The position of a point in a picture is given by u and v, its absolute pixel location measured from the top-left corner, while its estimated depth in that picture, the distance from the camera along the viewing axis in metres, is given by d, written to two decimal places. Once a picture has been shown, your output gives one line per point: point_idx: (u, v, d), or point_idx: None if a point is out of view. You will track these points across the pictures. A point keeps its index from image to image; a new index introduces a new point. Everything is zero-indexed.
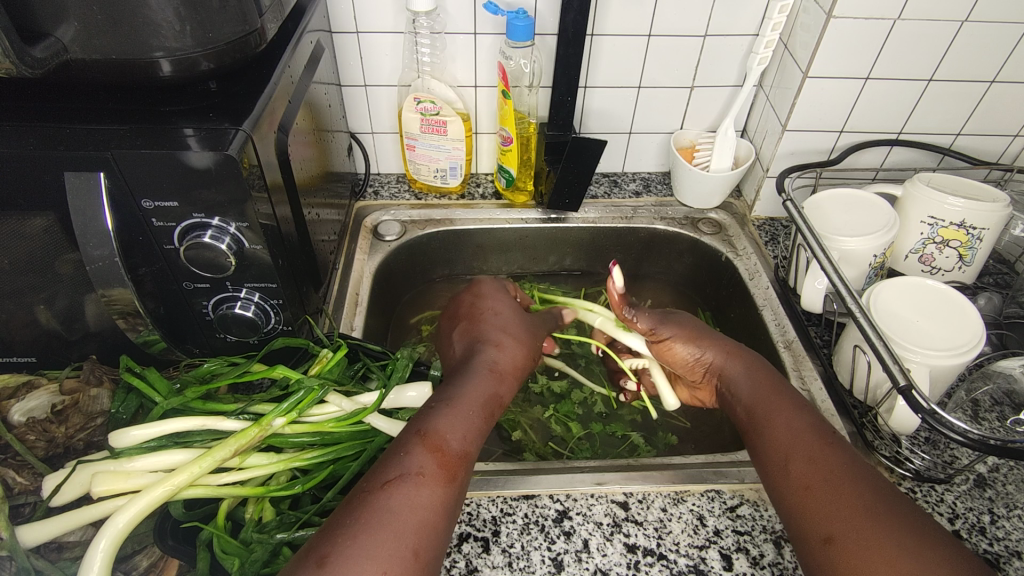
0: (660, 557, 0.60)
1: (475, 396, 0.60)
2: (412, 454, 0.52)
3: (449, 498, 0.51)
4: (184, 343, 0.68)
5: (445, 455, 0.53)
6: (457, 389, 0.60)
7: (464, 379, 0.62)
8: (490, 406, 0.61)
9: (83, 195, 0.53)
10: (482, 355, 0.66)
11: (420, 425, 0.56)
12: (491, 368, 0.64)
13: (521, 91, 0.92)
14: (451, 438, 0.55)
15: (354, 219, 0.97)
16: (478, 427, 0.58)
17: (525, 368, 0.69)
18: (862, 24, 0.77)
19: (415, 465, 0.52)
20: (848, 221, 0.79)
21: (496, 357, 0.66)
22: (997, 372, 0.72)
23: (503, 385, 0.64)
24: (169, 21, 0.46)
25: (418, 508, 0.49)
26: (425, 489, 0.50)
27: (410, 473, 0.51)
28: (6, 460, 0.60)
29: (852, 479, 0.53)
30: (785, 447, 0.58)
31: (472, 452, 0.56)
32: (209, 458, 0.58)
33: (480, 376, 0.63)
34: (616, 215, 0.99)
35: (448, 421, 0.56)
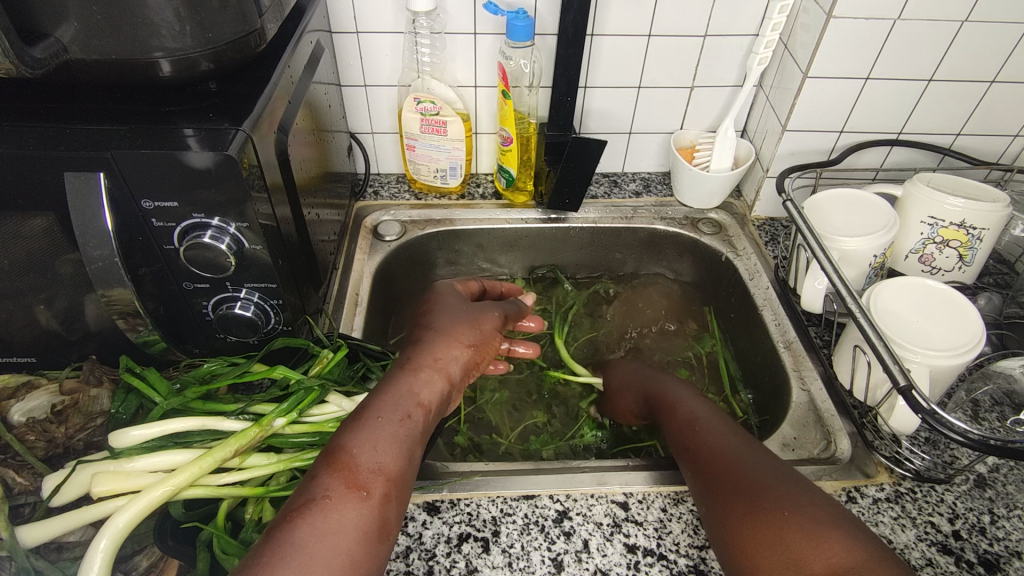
0: (660, 557, 0.60)
1: (404, 398, 0.55)
2: (319, 477, 0.46)
3: (364, 516, 0.45)
4: (184, 343, 0.68)
5: (356, 472, 0.47)
6: (376, 396, 0.55)
7: (381, 386, 0.56)
8: (410, 404, 0.54)
9: (82, 195, 0.53)
10: (406, 357, 0.61)
11: (331, 446, 0.50)
12: (410, 368, 0.58)
13: (521, 91, 0.92)
14: (363, 453, 0.49)
15: (354, 220, 0.97)
16: (399, 432, 0.52)
17: (463, 366, 0.63)
18: (862, 24, 0.77)
19: (321, 488, 0.46)
20: (848, 221, 0.79)
21: (418, 354, 0.60)
22: (998, 372, 0.72)
23: (426, 381, 0.57)
24: (169, 21, 0.46)
25: (329, 532, 0.43)
26: (333, 512, 0.44)
27: (316, 498, 0.45)
28: (6, 460, 0.60)
29: (750, 454, 0.55)
30: (682, 426, 0.62)
31: (390, 459, 0.50)
32: (209, 459, 0.58)
33: (394, 379, 0.56)
34: (616, 215, 1.00)
35: (365, 431, 0.50)
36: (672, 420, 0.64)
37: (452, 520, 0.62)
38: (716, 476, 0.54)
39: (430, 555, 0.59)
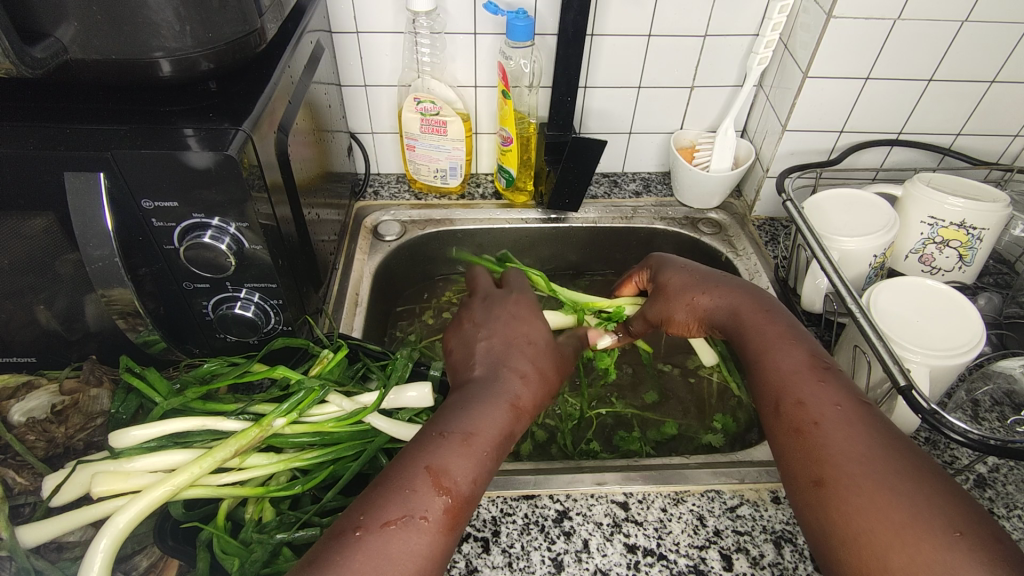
0: (660, 557, 0.60)
1: (500, 433, 0.57)
2: (418, 494, 0.50)
3: (448, 546, 0.49)
4: (184, 343, 0.68)
5: (452, 498, 0.51)
6: (477, 420, 0.56)
7: (481, 409, 0.57)
8: (501, 439, 0.57)
9: (82, 195, 0.53)
10: (502, 381, 0.61)
11: (429, 458, 0.53)
12: (510, 404, 0.59)
13: (521, 91, 0.91)
14: (459, 479, 0.52)
15: (354, 220, 0.97)
16: (490, 465, 0.55)
17: (543, 403, 0.64)
18: (862, 24, 0.77)
19: (420, 509, 0.49)
20: (849, 221, 0.79)
21: (521, 390, 0.61)
22: (998, 372, 0.72)
23: (519, 422, 0.59)
24: (169, 21, 0.46)
25: (420, 555, 0.48)
26: (425, 536, 0.48)
27: (414, 517, 0.49)
28: (6, 460, 0.60)
29: (888, 444, 0.51)
30: (784, 380, 0.59)
31: (477, 492, 0.53)
32: (209, 459, 0.58)
33: (496, 409, 0.58)
34: (616, 215, 1.00)
35: (463, 459, 0.53)
36: (776, 362, 0.61)
37: None
38: (831, 456, 0.51)
39: None
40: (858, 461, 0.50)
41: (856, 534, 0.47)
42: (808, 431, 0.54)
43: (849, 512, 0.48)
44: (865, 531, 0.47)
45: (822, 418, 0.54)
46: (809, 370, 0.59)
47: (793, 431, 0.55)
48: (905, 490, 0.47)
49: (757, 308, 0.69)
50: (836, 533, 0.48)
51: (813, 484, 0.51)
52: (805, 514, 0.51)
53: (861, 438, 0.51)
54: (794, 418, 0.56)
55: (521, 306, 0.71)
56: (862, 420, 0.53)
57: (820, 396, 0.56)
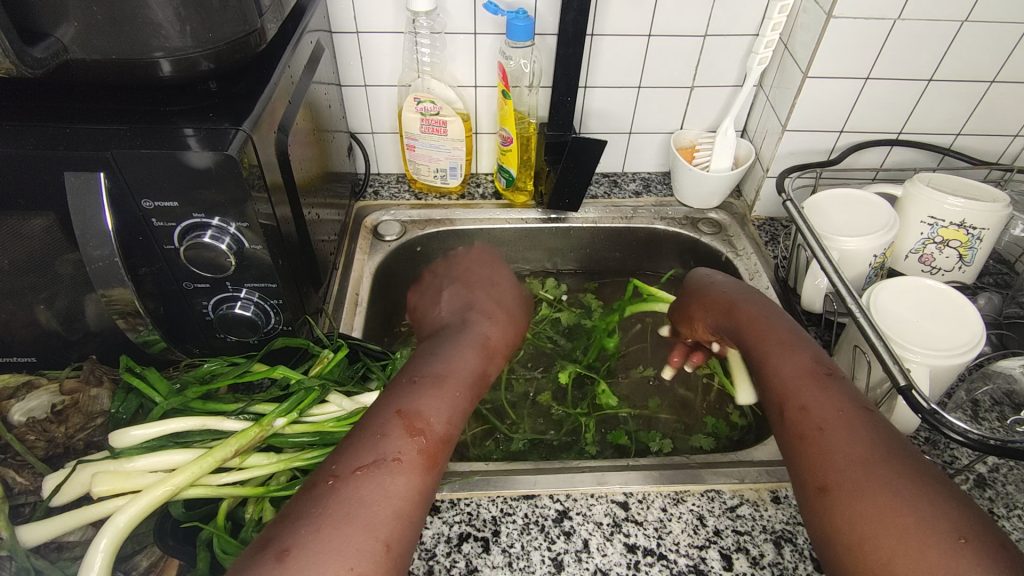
0: (660, 557, 0.60)
1: (472, 379, 0.60)
2: (390, 437, 0.51)
3: (426, 488, 0.50)
4: (184, 343, 0.68)
5: (426, 440, 0.52)
6: (446, 366, 0.60)
7: (454, 352, 0.63)
8: (472, 390, 0.60)
9: (83, 194, 0.53)
10: (472, 328, 0.68)
11: (401, 403, 0.54)
12: (480, 345, 0.66)
13: (521, 91, 0.92)
14: (432, 421, 0.53)
15: (354, 219, 0.97)
16: (462, 406, 0.57)
17: (511, 343, 0.71)
18: (862, 24, 0.77)
19: (393, 450, 0.50)
20: (848, 221, 0.79)
21: (488, 334, 0.68)
22: (998, 372, 0.72)
23: (490, 363, 0.65)
24: (170, 21, 0.46)
25: (395, 496, 0.48)
26: (400, 477, 0.48)
27: (387, 459, 0.49)
28: (6, 460, 0.60)
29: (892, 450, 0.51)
30: (790, 390, 0.59)
31: (453, 434, 0.55)
32: (209, 458, 0.58)
33: (464, 354, 0.63)
34: (616, 215, 1.00)
35: (433, 399, 0.55)
36: (783, 373, 0.61)
37: (452, 520, 0.62)
38: (836, 463, 0.51)
39: (431, 554, 0.59)
40: (861, 466, 0.50)
41: (860, 541, 0.47)
42: (812, 438, 0.54)
43: (852, 517, 0.48)
44: (870, 536, 0.47)
45: (821, 425, 0.55)
46: (815, 378, 0.59)
47: (797, 437, 0.55)
48: (909, 493, 0.47)
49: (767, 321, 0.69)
50: (839, 540, 0.48)
51: (817, 492, 0.51)
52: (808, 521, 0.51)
53: (864, 442, 0.52)
54: (798, 429, 0.56)
55: (490, 272, 0.82)
56: (867, 427, 0.53)
57: (823, 403, 0.56)
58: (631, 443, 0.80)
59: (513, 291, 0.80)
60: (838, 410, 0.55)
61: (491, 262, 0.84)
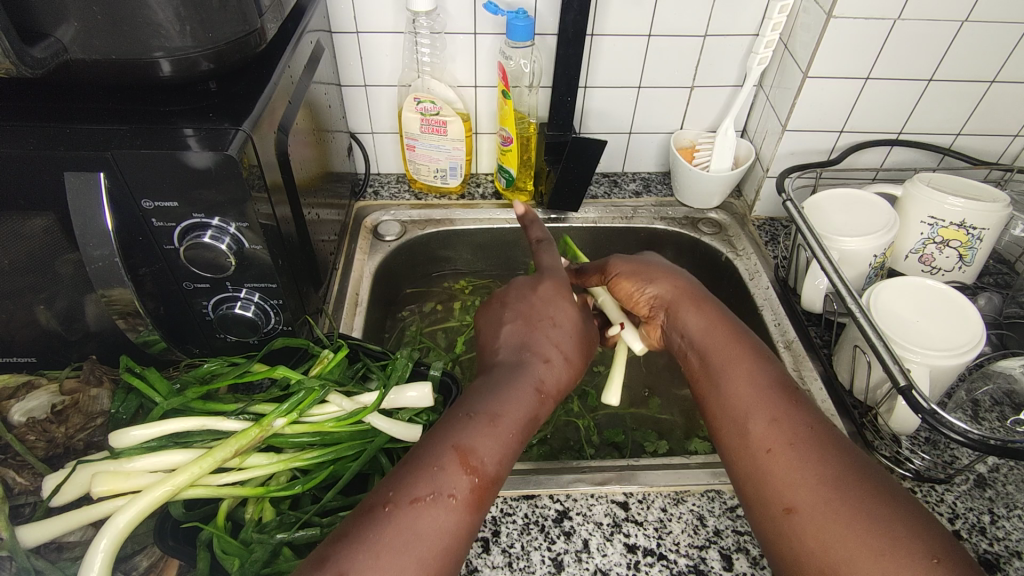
0: (660, 557, 0.60)
1: (528, 420, 0.56)
2: (447, 472, 0.49)
3: (473, 526, 0.49)
4: (184, 343, 0.68)
5: (479, 479, 0.50)
6: (506, 403, 0.56)
7: (509, 390, 0.57)
8: (530, 424, 0.56)
9: (82, 194, 0.53)
10: (531, 363, 0.61)
11: (458, 437, 0.52)
12: (536, 387, 0.59)
13: (521, 91, 0.92)
14: (485, 460, 0.51)
15: (354, 219, 0.97)
16: (514, 447, 0.54)
17: (569, 384, 0.64)
18: (862, 24, 0.77)
19: (448, 486, 0.49)
20: (848, 221, 0.79)
21: (546, 372, 0.60)
22: (998, 372, 0.72)
23: (546, 404, 0.59)
24: (170, 22, 0.46)
25: (445, 532, 0.47)
26: (453, 515, 0.48)
27: (442, 495, 0.48)
28: (6, 460, 0.60)
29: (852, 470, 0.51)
30: (744, 404, 0.57)
31: (504, 473, 0.53)
32: (209, 459, 0.58)
33: (524, 391, 0.58)
34: (616, 215, 1.00)
35: (491, 440, 0.52)
36: (733, 383, 0.59)
37: None
38: (800, 483, 0.51)
39: None
40: (830, 487, 0.50)
41: (831, 565, 0.47)
42: (771, 457, 0.53)
43: (825, 540, 0.48)
44: (839, 559, 0.47)
45: (779, 443, 0.54)
46: (778, 388, 0.58)
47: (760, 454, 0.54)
48: (879, 514, 0.47)
49: (713, 317, 0.66)
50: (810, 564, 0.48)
51: (782, 513, 0.51)
52: (773, 542, 0.51)
53: (833, 462, 0.51)
54: (755, 446, 0.55)
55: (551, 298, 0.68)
56: (826, 444, 0.52)
57: (784, 417, 0.55)
58: (627, 443, 0.80)
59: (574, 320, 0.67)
60: (804, 426, 0.54)
61: (559, 291, 0.68)
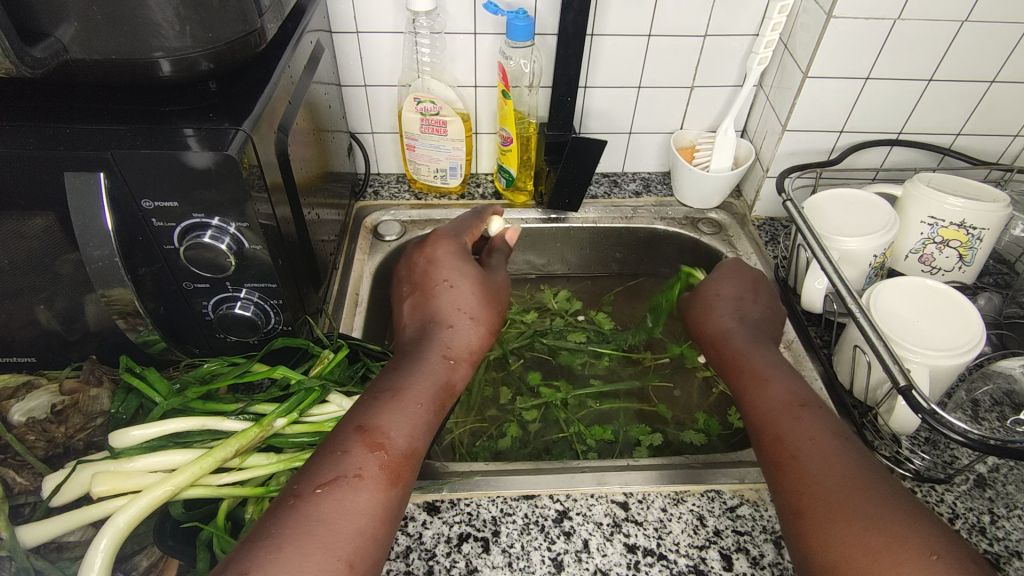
0: (660, 557, 0.60)
1: (435, 385, 0.58)
2: (351, 454, 0.50)
3: (390, 501, 0.49)
4: (184, 343, 0.68)
5: (387, 454, 0.51)
6: (404, 377, 0.58)
7: (413, 367, 0.59)
8: (437, 394, 0.58)
9: (82, 194, 0.53)
10: (435, 339, 0.64)
11: (360, 419, 0.53)
12: (442, 354, 0.62)
13: (521, 91, 0.92)
14: (394, 436, 0.52)
15: (354, 219, 0.97)
16: (425, 420, 0.55)
17: (480, 347, 0.67)
18: (862, 25, 0.77)
19: (353, 466, 0.49)
20: (848, 221, 0.79)
21: (449, 338, 0.64)
22: (998, 372, 0.72)
23: (456, 370, 0.62)
24: (170, 21, 0.46)
25: (361, 512, 0.47)
26: (363, 493, 0.48)
27: (347, 475, 0.48)
28: (6, 460, 0.60)
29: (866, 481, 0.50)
30: (770, 418, 0.58)
31: (419, 446, 0.54)
32: (209, 458, 0.58)
33: (429, 363, 0.60)
34: (616, 216, 1.00)
35: (392, 412, 0.54)
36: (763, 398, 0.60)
37: (452, 520, 0.62)
38: (812, 486, 0.51)
39: (431, 555, 0.59)
40: (841, 488, 0.50)
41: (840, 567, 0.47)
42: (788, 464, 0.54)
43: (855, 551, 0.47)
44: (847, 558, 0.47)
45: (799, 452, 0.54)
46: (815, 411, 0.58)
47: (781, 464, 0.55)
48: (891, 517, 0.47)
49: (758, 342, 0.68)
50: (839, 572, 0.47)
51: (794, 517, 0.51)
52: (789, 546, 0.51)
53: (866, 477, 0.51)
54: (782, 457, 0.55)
55: (438, 264, 0.71)
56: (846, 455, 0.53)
57: (822, 434, 0.55)
58: (618, 437, 0.80)
59: (467, 276, 0.70)
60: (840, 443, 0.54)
61: (452, 258, 0.72)
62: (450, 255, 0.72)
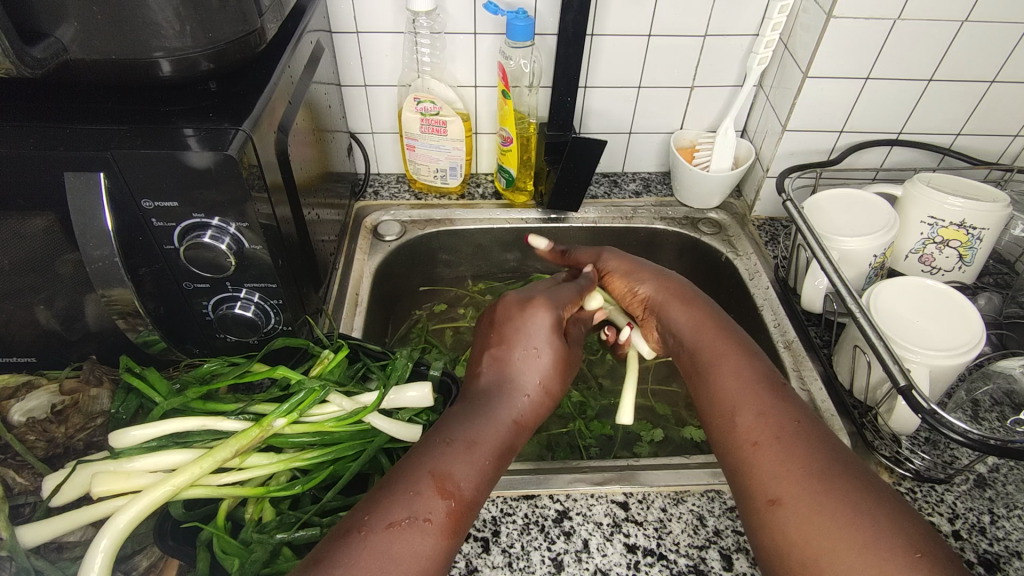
0: (660, 557, 0.60)
1: (502, 446, 0.56)
2: (423, 496, 0.49)
3: (450, 551, 0.49)
4: (184, 343, 0.68)
5: (454, 502, 0.50)
6: (481, 429, 0.56)
7: (485, 418, 0.57)
8: (506, 453, 0.57)
9: (82, 194, 0.53)
10: (514, 399, 0.60)
11: (431, 462, 0.52)
12: (511, 419, 0.59)
13: (521, 91, 0.92)
14: (461, 484, 0.52)
15: (354, 219, 0.97)
16: (490, 472, 0.54)
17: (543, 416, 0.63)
18: (862, 24, 0.77)
19: (423, 509, 0.49)
20: (849, 221, 0.79)
21: (523, 405, 0.60)
22: (998, 372, 0.72)
23: (520, 436, 0.59)
24: (169, 21, 0.46)
25: (423, 556, 0.47)
26: (429, 538, 0.48)
27: (418, 520, 0.48)
28: (6, 460, 0.60)
29: (842, 470, 0.50)
30: (733, 400, 0.58)
31: (479, 498, 0.53)
32: (209, 459, 0.58)
33: (502, 421, 0.58)
34: (616, 216, 1.00)
35: (462, 464, 0.53)
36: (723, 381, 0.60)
37: None
38: (787, 473, 0.51)
39: None
40: (817, 477, 0.50)
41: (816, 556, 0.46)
42: (760, 448, 0.53)
43: (807, 532, 0.47)
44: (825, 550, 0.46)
45: (762, 437, 0.54)
46: (767, 386, 0.58)
47: (748, 446, 0.54)
48: (869, 506, 0.47)
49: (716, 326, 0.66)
50: (792, 554, 0.48)
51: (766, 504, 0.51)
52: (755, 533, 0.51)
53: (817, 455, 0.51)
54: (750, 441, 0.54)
55: (532, 321, 0.64)
56: (819, 442, 0.52)
57: (795, 419, 0.54)
58: (618, 433, 0.81)
59: (557, 350, 0.64)
60: (794, 419, 0.54)
61: (542, 310, 0.66)
62: (546, 315, 0.65)
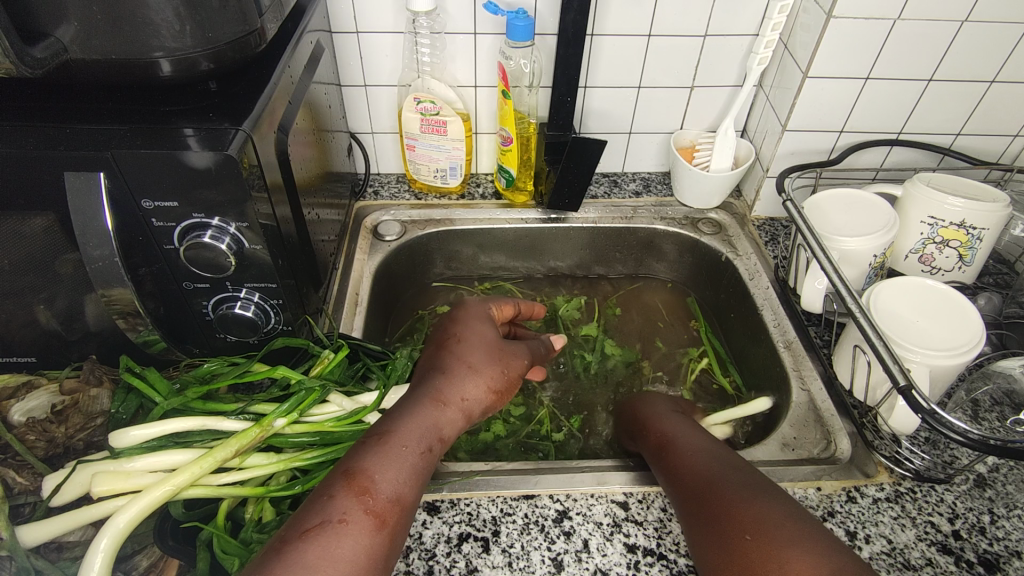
0: (660, 557, 0.60)
1: (428, 433, 0.54)
2: (337, 498, 0.46)
3: (375, 551, 0.45)
4: (184, 343, 0.68)
5: (374, 500, 0.47)
6: (400, 422, 0.54)
7: (408, 409, 0.55)
8: (431, 441, 0.54)
9: (82, 194, 0.53)
10: (436, 380, 0.59)
11: (349, 462, 0.49)
12: (433, 400, 0.57)
13: (521, 91, 0.91)
14: (383, 482, 0.48)
15: (354, 219, 0.97)
16: (416, 470, 0.51)
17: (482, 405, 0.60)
18: (862, 24, 0.77)
19: (339, 511, 0.45)
20: (849, 221, 0.79)
21: (445, 383, 0.58)
22: (997, 372, 0.72)
23: (446, 419, 0.56)
24: (169, 21, 0.46)
25: (343, 558, 0.43)
26: (348, 539, 0.44)
27: (332, 521, 0.45)
28: (6, 460, 0.60)
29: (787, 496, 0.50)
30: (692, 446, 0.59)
31: (405, 496, 0.49)
32: (209, 459, 0.58)
33: (422, 406, 0.56)
34: (616, 215, 1.00)
35: (383, 461, 0.50)
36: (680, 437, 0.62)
37: (452, 520, 0.62)
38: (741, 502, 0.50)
39: (431, 555, 0.59)
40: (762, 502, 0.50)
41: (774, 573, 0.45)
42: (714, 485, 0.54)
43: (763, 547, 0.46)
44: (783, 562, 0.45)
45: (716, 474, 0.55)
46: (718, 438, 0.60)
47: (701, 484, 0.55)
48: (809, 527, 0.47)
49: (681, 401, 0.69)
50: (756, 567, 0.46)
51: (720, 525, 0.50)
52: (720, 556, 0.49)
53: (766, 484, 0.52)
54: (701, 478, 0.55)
55: (461, 322, 0.66)
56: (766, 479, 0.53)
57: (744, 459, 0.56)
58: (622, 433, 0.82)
59: (485, 344, 0.64)
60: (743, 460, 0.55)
61: (475, 315, 0.68)
62: (477, 321, 0.67)
